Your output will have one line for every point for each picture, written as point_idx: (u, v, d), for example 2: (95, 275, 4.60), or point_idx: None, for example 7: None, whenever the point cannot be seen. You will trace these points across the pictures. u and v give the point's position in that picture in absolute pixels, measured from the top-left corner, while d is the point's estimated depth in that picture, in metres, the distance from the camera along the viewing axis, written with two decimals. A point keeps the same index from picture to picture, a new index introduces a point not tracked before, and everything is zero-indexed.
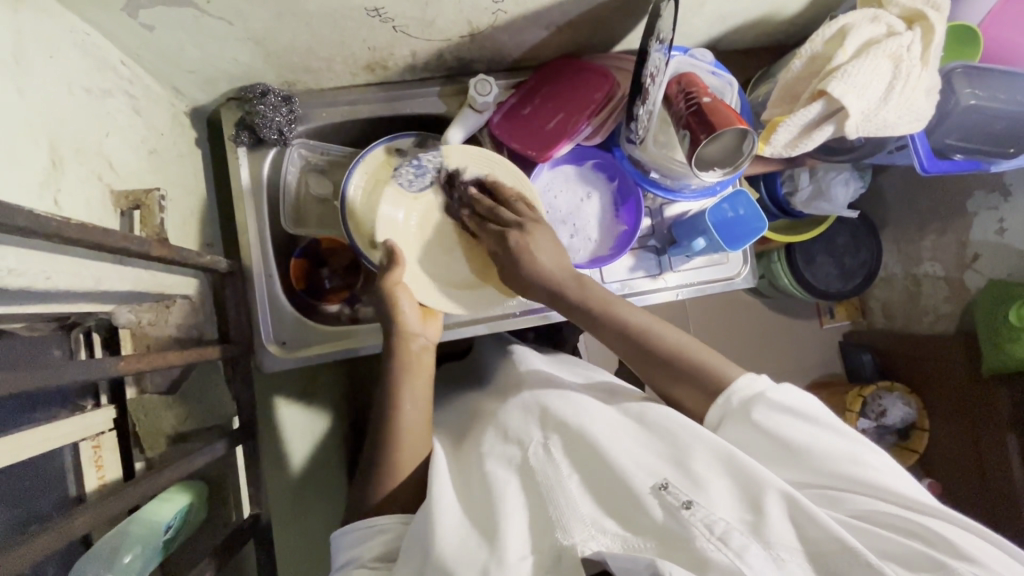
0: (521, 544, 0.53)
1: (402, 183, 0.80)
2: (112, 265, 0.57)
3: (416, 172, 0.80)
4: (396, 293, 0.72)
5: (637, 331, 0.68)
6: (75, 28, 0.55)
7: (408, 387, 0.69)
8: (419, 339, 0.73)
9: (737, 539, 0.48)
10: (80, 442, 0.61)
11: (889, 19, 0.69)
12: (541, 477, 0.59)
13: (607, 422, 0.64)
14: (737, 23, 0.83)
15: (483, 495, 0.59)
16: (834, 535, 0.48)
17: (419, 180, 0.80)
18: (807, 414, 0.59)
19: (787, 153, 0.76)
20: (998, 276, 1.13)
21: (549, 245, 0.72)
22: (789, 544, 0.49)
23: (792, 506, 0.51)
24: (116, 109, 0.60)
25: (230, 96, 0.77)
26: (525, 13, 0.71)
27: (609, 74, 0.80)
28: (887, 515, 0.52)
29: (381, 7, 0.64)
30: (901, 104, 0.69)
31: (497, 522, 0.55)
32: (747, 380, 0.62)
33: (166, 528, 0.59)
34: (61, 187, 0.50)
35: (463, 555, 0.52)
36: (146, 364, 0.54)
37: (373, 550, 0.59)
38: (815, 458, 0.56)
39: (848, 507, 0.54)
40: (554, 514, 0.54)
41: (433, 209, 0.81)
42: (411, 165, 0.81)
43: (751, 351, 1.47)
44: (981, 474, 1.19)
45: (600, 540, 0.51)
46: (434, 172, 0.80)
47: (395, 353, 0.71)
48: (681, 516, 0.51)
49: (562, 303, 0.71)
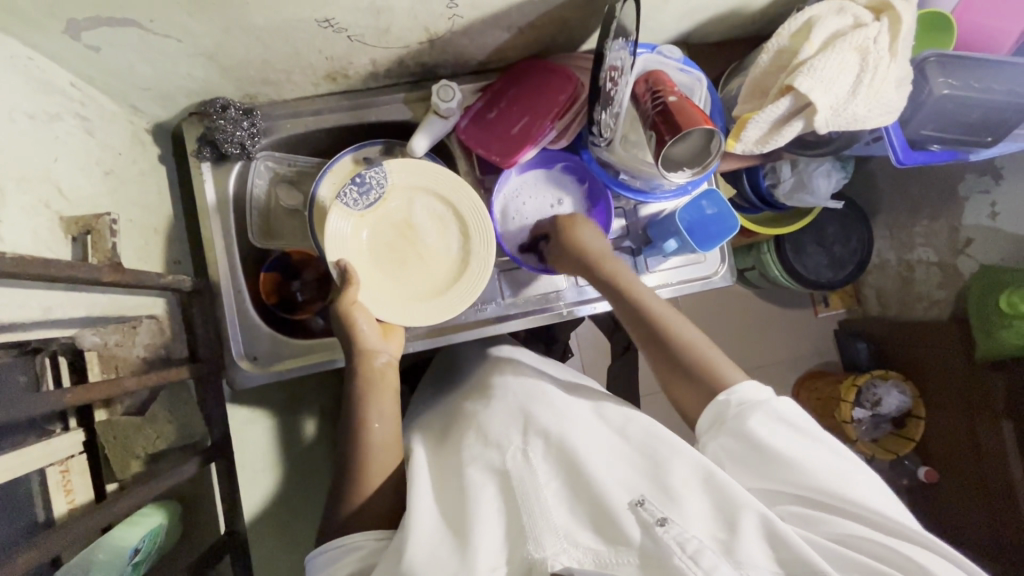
0: (493, 554, 0.52)
1: (347, 203, 0.72)
2: (64, 293, 0.59)
3: (359, 190, 0.73)
4: (353, 315, 0.69)
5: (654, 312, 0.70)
6: (15, 53, 0.54)
7: (374, 404, 0.67)
8: (382, 355, 0.70)
9: (708, 557, 0.46)
10: (46, 467, 0.60)
11: (856, 10, 0.68)
12: (517, 484, 0.57)
13: (586, 430, 0.63)
14: (707, 17, 0.81)
15: (457, 504, 0.58)
16: (807, 559, 0.48)
17: (365, 197, 0.73)
18: (805, 428, 0.57)
19: (758, 150, 0.74)
20: (990, 261, 1.11)
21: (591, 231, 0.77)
22: (761, 565, 0.48)
23: (767, 530, 0.50)
24: (65, 132, 0.60)
25: (191, 111, 0.77)
26: (483, 16, 0.70)
27: (574, 76, 0.78)
28: (870, 540, 0.51)
29: (331, 18, 0.63)
30: (871, 95, 0.68)
31: (470, 533, 0.54)
32: (754, 387, 0.60)
33: (133, 551, 0.60)
34: (4, 218, 0.50)
35: (434, 563, 0.52)
36: (97, 394, 0.53)
37: (349, 565, 0.58)
38: (813, 477, 0.54)
39: (827, 529, 0.53)
40: (528, 523, 0.53)
41: (382, 226, 0.74)
42: (353, 183, 0.73)
43: (744, 343, 1.46)
44: (976, 460, 1.17)
45: (571, 554, 0.50)
46: (378, 188, 0.73)
47: (357, 373, 0.69)
48: (656, 533, 0.49)
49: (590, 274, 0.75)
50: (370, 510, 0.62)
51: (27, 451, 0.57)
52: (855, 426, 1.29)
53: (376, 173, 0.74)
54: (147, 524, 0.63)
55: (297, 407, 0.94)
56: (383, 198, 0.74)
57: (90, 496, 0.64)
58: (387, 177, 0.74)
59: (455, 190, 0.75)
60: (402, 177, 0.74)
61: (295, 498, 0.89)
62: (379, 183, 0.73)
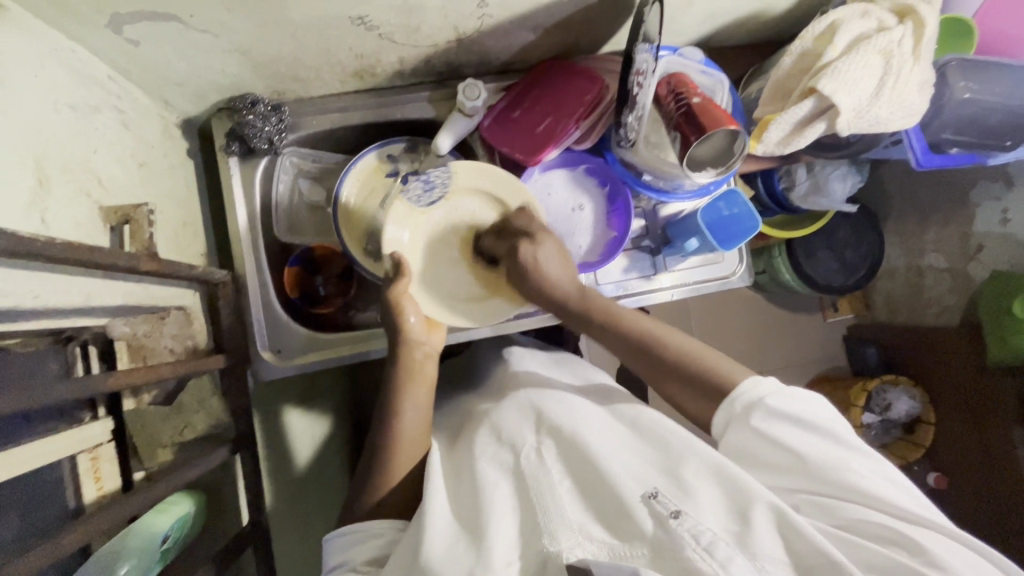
0: (509, 550, 0.52)
1: (411, 198, 0.79)
2: (103, 281, 0.59)
3: (424, 188, 0.79)
4: (401, 301, 0.72)
5: (645, 336, 0.69)
6: (60, 46, 0.55)
7: (411, 395, 0.68)
8: (422, 348, 0.72)
9: (722, 549, 0.46)
10: (77, 453, 0.61)
11: (880, 13, 0.69)
12: (530, 482, 0.57)
13: (598, 428, 0.62)
14: (727, 21, 0.83)
15: (472, 497, 0.58)
16: (822, 548, 0.47)
17: (427, 195, 0.78)
18: (807, 420, 0.56)
19: (779, 152, 0.75)
20: (1001, 267, 1.11)
21: (554, 258, 0.73)
22: (775, 557, 0.48)
23: (781, 521, 0.50)
24: (104, 124, 0.61)
25: (220, 107, 0.78)
26: (512, 16, 0.71)
27: (597, 77, 0.79)
28: (882, 527, 0.50)
29: (365, 16, 0.64)
30: (894, 98, 0.68)
31: (484, 526, 0.53)
32: (754, 384, 0.60)
33: (163, 537, 0.60)
34: (49, 206, 0.51)
35: (450, 560, 0.51)
36: (136, 379, 0.54)
37: (363, 554, 0.58)
38: (817, 464, 0.54)
39: (838, 517, 0.52)
40: (542, 518, 0.52)
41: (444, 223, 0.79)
42: (420, 180, 0.79)
43: (753, 346, 1.46)
44: (988, 468, 1.17)
45: (586, 547, 0.49)
46: (441, 187, 0.78)
47: (399, 362, 0.70)
48: (669, 525, 0.49)
49: (563, 313, 0.74)
50: (391, 502, 0.62)
51: (59, 437, 0.58)
52: (865, 431, 1.29)
53: (441, 173, 0.78)
54: (175, 512, 0.64)
55: (312, 402, 0.94)
56: (446, 196, 0.78)
57: (118, 484, 0.65)
58: (451, 178, 0.78)
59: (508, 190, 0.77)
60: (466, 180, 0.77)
61: (309, 493, 0.89)
62: (443, 183, 0.78)
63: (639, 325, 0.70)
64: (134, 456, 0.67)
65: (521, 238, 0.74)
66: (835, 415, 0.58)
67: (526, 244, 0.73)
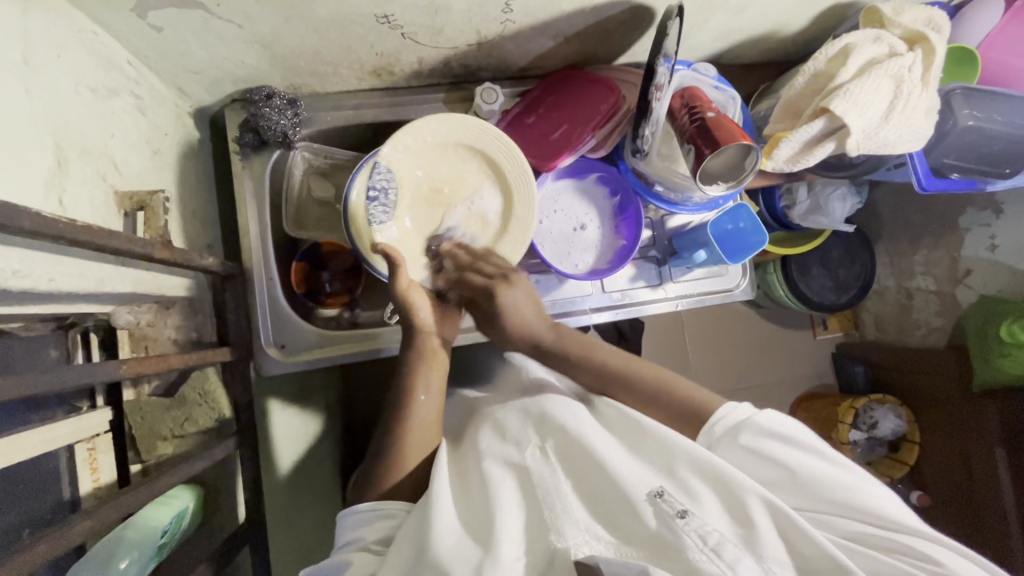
0: (516, 545, 0.50)
1: (379, 219, 0.73)
2: (116, 267, 0.58)
3: (378, 203, 0.72)
4: (411, 296, 0.69)
5: (611, 371, 0.70)
6: (83, 28, 0.55)
7: (425, 376, 0.69)
8: (435, 337, 0.72)
9: (730, 551, 0.46)
10: (74, 444, 0.60)
11: (892, 39, 0.71)
12: (536, 480, 0.55)
13: (603, 427, 0.62)
14: (741, 39, 0.84)
15: (477, 496, 0.57)
16: (829, 552, 0.47)
17: (387, 202, 0.73)
18: (793, 438, 0.57)
19: (788, 169, 0.76)
20: (989, 292, 1.13)
21: (527, 301, 0.74)
22: (781, 559, 0.48)
23: (777, 516, 0.50)
24: (120, 108, 0.60)
25: (235, 98, 0.77)
26: (534, 23, 0.72)
27: (616, 86, 0.81)
28: (882, 539, 0.51)
29: (390, 14, 0.64)
30: (902, 122, 0.71)
31: (493, 523, 0.52)
32: (732, 407, 0.61)
33: (163, 532, 0.59)
34: (65, 188, 0.50)
35: (458, 554, 0.50)
36: (145, 368, 0.52)
37: (374, 533, 0.58)
38: (812, 481, 0.55)
39: (838, 528, 0.53)
40: (550, 515, 0.51)
41: (423, 192, 0.76)
42: (370, 201, 0.72)
43: (745, 360, 1.47)
44: (971, 489, 1.18)
45: (594, 545, 0.49)
46: (391, 182, 0.73)
47: (412, 349, 0.70)
48: (676, 525, 0.49)
49: (540, 349, 0.74)
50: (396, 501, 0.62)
51: (60, 425, 0.57)
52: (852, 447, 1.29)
53: (381, 175, 0.72)
54: (175, 506, 0.62)
55: (308, 400, 0.92)
56: (401, 181, 0.74)
57: (113, 478, 0.63)
58: (393, 173, 0.73)
59: (496, 149, 0.75)
60: (433, 135, 0.74)
61: (302, 492, 0.87)
62: (394, 185, 0.73)
63: (619, 360, 0.71)
64: (132, 449, 0.66)
65: (497, 282, 0.74)
66: (816, 435, 0.59)
67: (506, 287, 0.73)
